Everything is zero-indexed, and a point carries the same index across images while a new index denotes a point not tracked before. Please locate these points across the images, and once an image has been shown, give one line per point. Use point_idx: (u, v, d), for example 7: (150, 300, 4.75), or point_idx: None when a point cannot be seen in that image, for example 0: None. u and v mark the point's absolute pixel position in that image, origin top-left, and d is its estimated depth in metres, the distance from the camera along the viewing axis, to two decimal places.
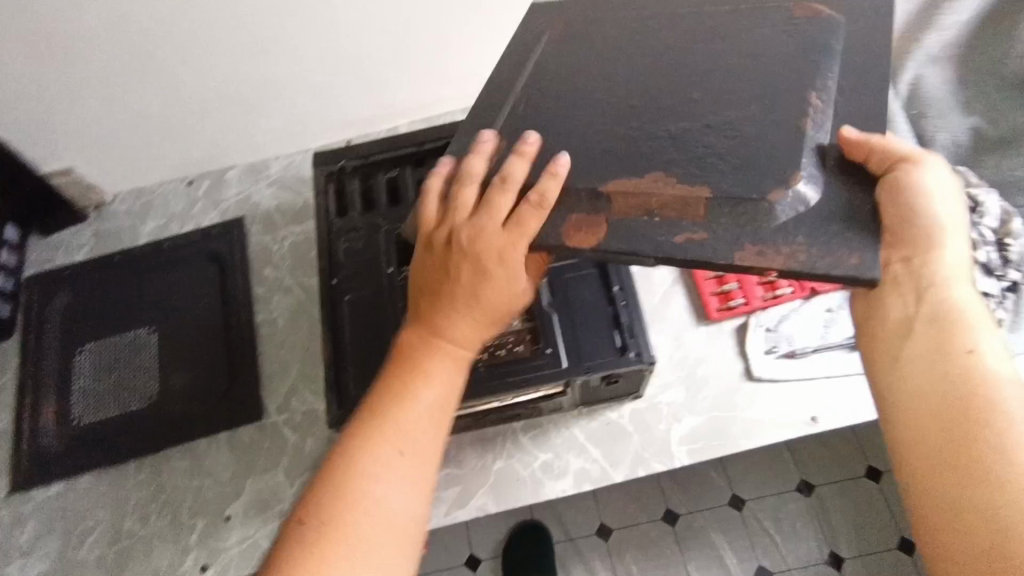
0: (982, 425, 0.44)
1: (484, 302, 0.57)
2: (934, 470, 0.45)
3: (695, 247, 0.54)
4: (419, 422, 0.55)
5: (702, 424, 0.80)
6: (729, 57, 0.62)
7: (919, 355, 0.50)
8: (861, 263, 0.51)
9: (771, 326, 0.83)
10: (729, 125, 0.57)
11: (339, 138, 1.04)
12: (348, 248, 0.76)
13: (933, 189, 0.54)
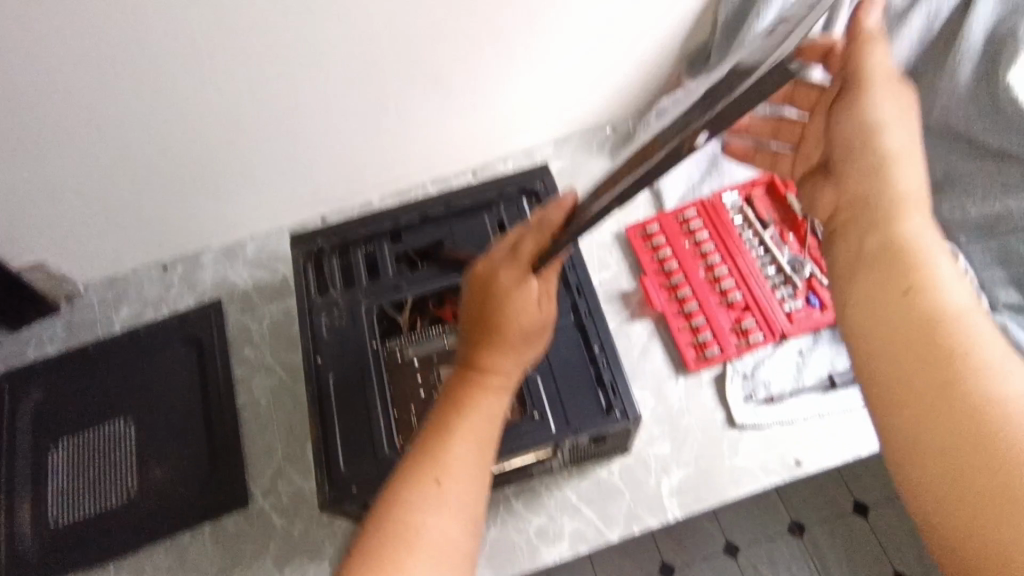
0: (954, 368, 0.45)
1: (516, 331, 0.61)
2: (918, 421, 0.45)
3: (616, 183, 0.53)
4: (472, 454, 0.56)
5: (691, 476, 0.81)
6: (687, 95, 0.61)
7: (867, 299, 0.50)
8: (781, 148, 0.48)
9: (748, 372, 0.86)
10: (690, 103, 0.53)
11: (313, 215, 1.06)
12: (330, 326, 0.77)
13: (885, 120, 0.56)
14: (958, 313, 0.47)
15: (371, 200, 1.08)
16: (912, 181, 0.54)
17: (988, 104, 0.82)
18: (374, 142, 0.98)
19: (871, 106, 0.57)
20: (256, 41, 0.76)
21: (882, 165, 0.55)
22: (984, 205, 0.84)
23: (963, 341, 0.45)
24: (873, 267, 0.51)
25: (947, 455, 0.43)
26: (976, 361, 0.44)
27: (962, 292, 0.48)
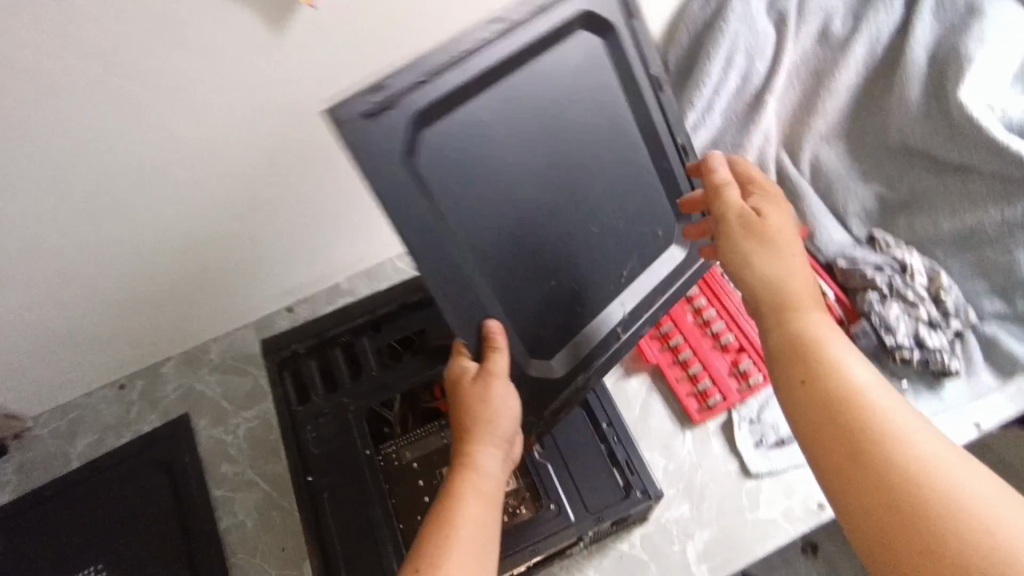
0: (879, 447, 0.46)
1: (478, 420, 0.62)
2: (874, 511, 0.44)
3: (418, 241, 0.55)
4: (467, 543, 0.56)
5: (715, 537, 0.78)
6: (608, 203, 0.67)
7: (789, 397, 0.51)
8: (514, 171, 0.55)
9: (754, 417, 0.84)
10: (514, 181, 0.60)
11: (279, 307, 1.00)
12: (317, 437, 0.71)
13: (758, 235, 0.59)
14: (857, 386, 0.49)
15: (338, 283, 1.02)
16: (800, 280, 0.57)
17: (943, 123, 0.83)
18: (336, 228, 0.93)
19: (745, 218, 0.60)
20: (203, 147, 0.72)
21: (766, 267, 0.57)
22: (954, 219, 0.84)
23: (866, 413, 0.47)
24: (779, 363, 0.53)
25: (877, 527, 0.44)
26: (881, 430, 0.46)
27: (859, 365, 0.51)
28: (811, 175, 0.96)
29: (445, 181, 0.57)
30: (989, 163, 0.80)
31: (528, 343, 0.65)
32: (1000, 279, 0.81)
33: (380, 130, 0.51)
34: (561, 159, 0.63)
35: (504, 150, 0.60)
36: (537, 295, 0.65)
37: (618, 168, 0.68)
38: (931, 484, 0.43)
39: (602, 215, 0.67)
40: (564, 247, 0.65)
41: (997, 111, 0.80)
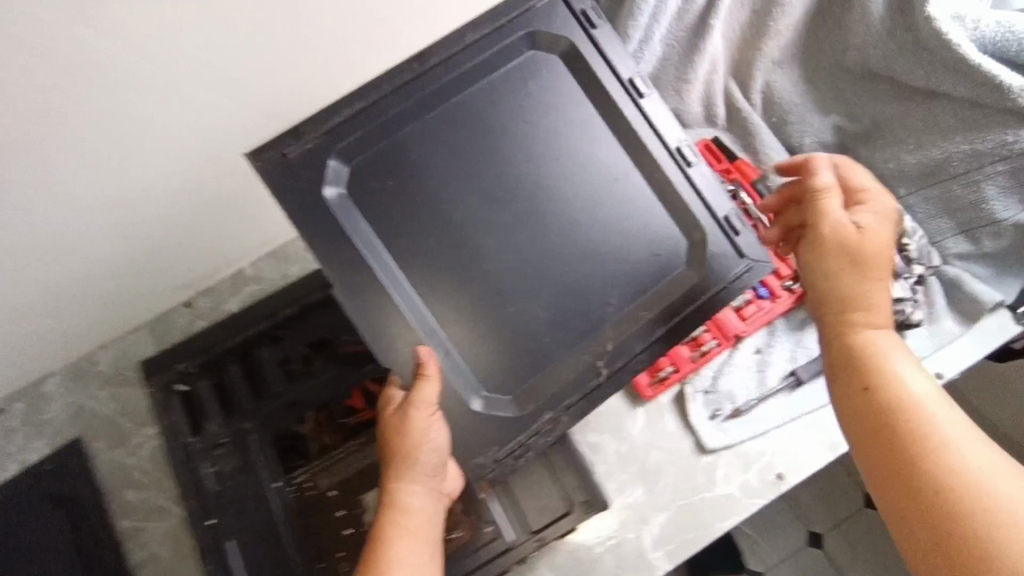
0: (934, 459, 0.45)
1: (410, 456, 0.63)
2: (922, 521, 0.44)
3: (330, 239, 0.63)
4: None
5: (671, 520, 0.73)
6: (574, 204, 0.67)
7: (850, 403, 0.52)
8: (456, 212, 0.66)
9: (708, 387, 0.77)
10: (438, 201, 0.66)
11: (175, 301, 0.87)
12: (217, 474, 0.62)
13: (856, 248, 0.56)
14: (915, 396, 0.49)
15: (242, 268, 0.89)
16: (878, 295, 0.56)
17: (908, 41, 0.72)
18: (229, 216, 0.79)
19: (834, 226, 0.57)
20: (30, 160, 0.56)
21: (841, 277, 0.56)
22: (918, 153, 0.75)
23: (922, 422, 0.47)
24: (841, 372, 0.54)
25: (927, 535, 0.44)
26: (937, 439, 0.46)
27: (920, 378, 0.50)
28: (763, 107, 0.87)
29: (386, 212, 0.66)
30: (958, 88, 0.70)
31: (484, 374, 0.64)
32: (966, 216, 0.73)
33: (301, 163, 0.64)
34: (514, 178, 0.67)
35: (446, 178, 0.66)
36: (498, 319, 0.65)
37: (596, 180, 0.67)
38: (977, 495, 0.42)
39: (577, 235, 0.66)
40: (523, 267, 0.66)
41: (964, 21, 0.69)
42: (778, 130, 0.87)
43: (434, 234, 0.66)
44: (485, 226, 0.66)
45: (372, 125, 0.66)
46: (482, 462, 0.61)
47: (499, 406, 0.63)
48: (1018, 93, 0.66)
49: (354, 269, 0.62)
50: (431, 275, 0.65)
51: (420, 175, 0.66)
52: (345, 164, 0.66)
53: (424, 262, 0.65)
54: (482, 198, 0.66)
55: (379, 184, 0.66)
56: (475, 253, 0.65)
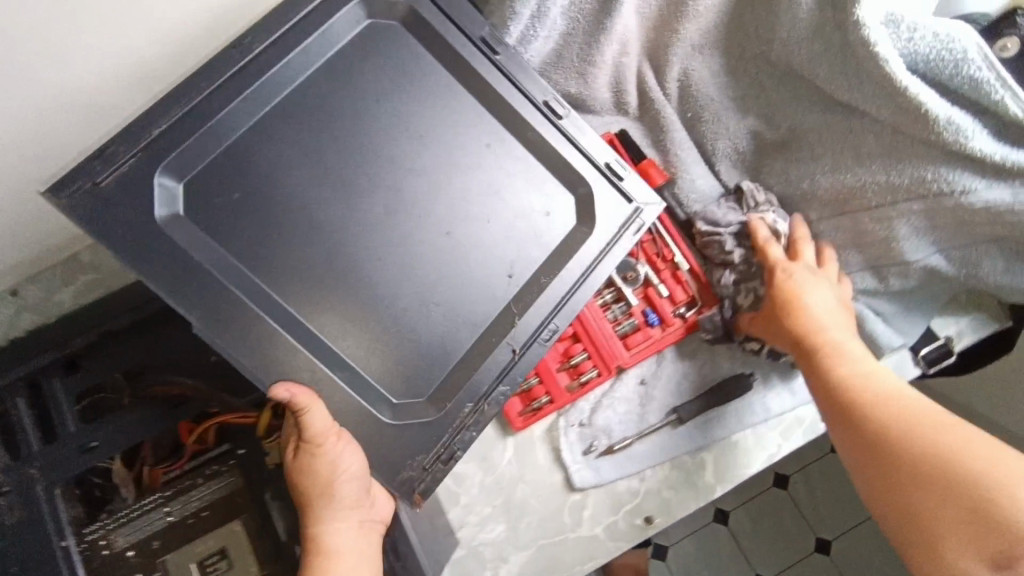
0: (913, 419, 0.55)
1: (315, 489, 0.54)
2: (920, 470, 0.52)
3: (165, 261, 0.50)
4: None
5: (531, 560, 0.69)
6: (456, 180, 0.61)
7: (833, 399, 0.60)
8: (309, 207, 0.56)
9: (584, 420, 0.71)
10: (291, 193, 0.55)
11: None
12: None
13: (810, 281, 0.65)
14: (879, 393, 0.58)
15: (75, 253, 0.75)
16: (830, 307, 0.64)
17: (836, 42, 0.60)
18: (30, 214, 0.63)
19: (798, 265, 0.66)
20: None
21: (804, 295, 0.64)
22: (833, 177, 0.66)
23: (898, 415, 0.56)
24: (816, 376, 0.61)
25: (919, 515, 0.50)
26: (906, 427, 0.54)
27: (879, 372, 0.60)
28: (679, 100, 0.73)
29: (237, 222, 0.54)
30: (882, 109, 0.59)
31: (381, 377, 0.58)
32: (874, 252, 0.66)
33: (116, 189, 0.49)
34: (383, 164, 0.58)
35: (299, 175, 0.56)
36: (386, 317, 0.58)
37: (468, 157, 0.61)
38: (955, 460, 0.51)
39: (461, 216, 0.61)
40: (408, 261, 0.59)
41: (896, 26, 0.56)
42: (691, 127, 0.74)
43: (289, 237, 0.55)
44: (352, 228, 0.57)
45: (207, 125, 0.53)
46: (410, 474, 0.57)
47: (412, 414, 0.58)
48: (943, 127, 0.56)
49: (206, 291, 0.51)
50: (307, 284, 0.55)
51: (267, 175, 0.55)
52: (177, 178, 0.52)
53: (296, 274, 0.55)
54: (347, 191, 0.57)
55: (226, 192, 0.54)
56: (346, 260, 0.57)
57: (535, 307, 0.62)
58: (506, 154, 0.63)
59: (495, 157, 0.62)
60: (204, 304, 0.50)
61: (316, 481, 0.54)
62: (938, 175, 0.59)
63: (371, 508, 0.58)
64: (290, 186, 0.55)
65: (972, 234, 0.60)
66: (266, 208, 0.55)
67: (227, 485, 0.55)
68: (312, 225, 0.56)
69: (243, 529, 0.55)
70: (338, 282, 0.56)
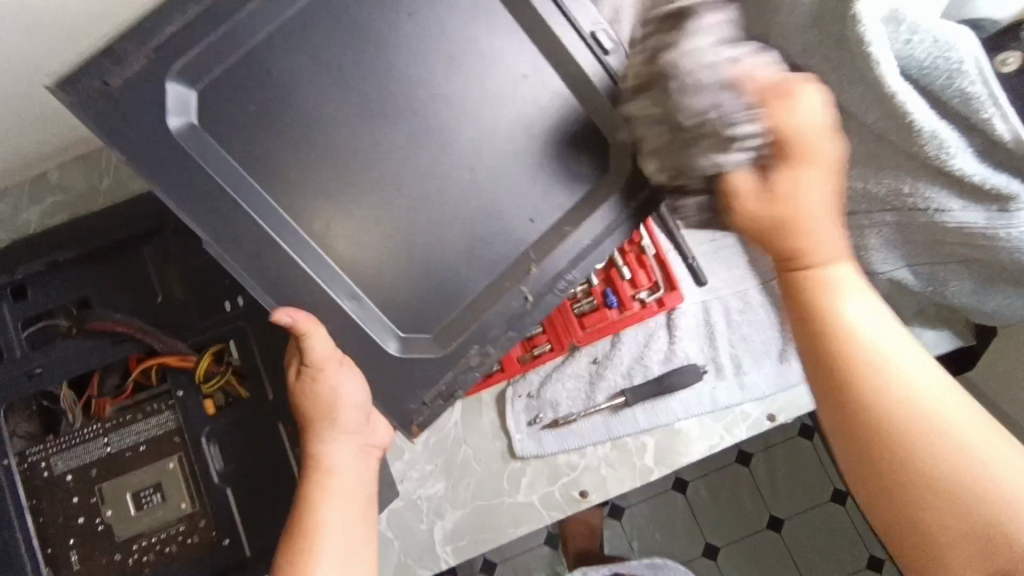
0: (949, 451, 0.38)
1: (315, 409, 0.54)
2: (954, 532, 0.38)
3: (169, 173, 0.45)
4: (331, 550, 0.51)
5: (466, 518, 0.71)
6: (484, 109, 0.52)
7: (844, 400, 0.41)
8: (320, 124, 0.49)
9: (533, 392, 0.72)
10: (294, 111, 0.48)
11: None
12: None
13: (806, 203, 0.42)
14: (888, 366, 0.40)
15: (46, 172, 0.76)
16: (828, 242, 0.42)
17: (834, 34, 0.54)
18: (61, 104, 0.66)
19: (798, 190, 0.42)
20: None
21: (786, 224, 0.42)
22: None
23: (934, 445, 0.38)
24: (821, 358, 0.42)
25: (941, 560, 0.38)
26: (923, 449, 0.38)
27: (878, 314, 0.42)
28: None
29: (251, 140, 0.48)
30: (869, 113, 0.56)
31: (389, 308, 0.53)
32: None
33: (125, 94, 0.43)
34: (402, 87, 0.50)
35: (300, 100, 0.48)
36: (388, 261, 0.53)
37: (503, 88, 0.52)
38: (982, 485, 0.37)
39: (487, 149, 0.53)
40: (422, 196, 0.52)
41: (896, 26, 0.53)
42: None
43: (279, 166, 0.49)
44: (350, 162, 0.51)
45: (225, 25, 0.44)
46: (406, 409, 0.53)
47: (420, 348, 0.53)
48: (926, 139, 0.53)
49: (208, 204, 0.46)
50: (319, 205, 0.50)
51: (271, 96, 0.48)
52: (190, 86, 0.45)
53: (309, 192, 0.50)
54: (366, 108, 0.50)
55: (237, 104, 0.47)
56: (342, 197, 0.51)
57: (554, 255, 0.53)
58: (550, 83, 0.52)
59: (530, 86, 0.52)
60: (209, 211, 0.46)
61: (317, 405, 0.53)
62: (914, 190, 0.56)
63: (372, 433, 0.58)
64: (295, 104, 0.48)
65: (942, 254, 0.59)
66: (274, 119, 0.48)
67: (165, 423, 0.57)
68: (321, 149, 0.50)
69: (176, 468, 0.56)
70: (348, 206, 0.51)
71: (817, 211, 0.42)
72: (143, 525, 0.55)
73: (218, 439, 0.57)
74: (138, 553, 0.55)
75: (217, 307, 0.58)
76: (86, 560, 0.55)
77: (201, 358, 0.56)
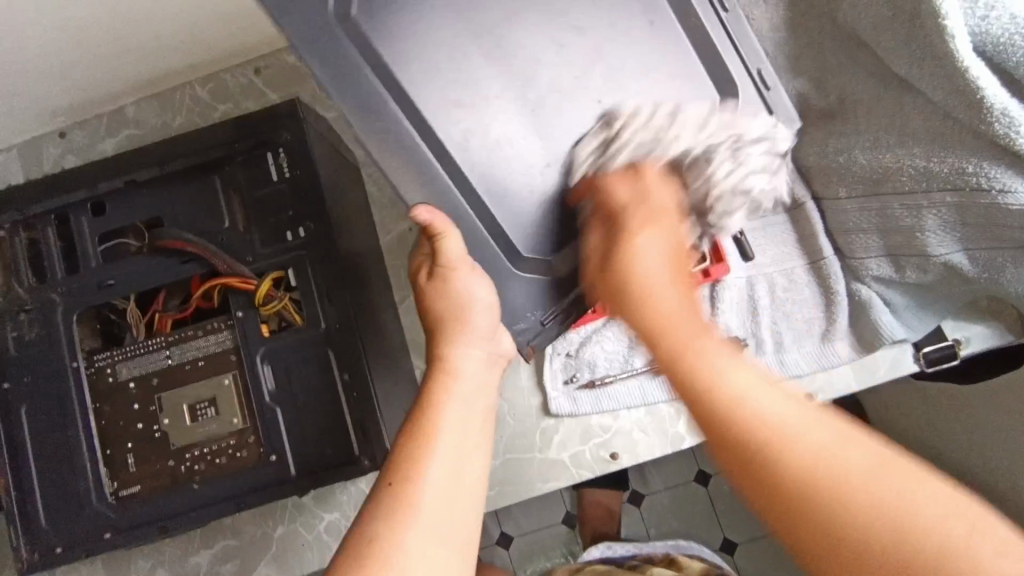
0: (846, 483, 0.38)
1: (449, 313, 0.56)
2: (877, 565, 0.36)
3: (329, 70, 0.47)
4: (449, 450, 0.50)
5: (496, 470, 0.72)
6: (621, 51, 0.55)
7: (740, 459, 0.41)
8: (465, 59, 0.51)
9: (571, 352, 0.73)
10: (452, 42, 0.51)
11: (48, 128, 0.79)
12: (18, 339, 0.60)
13: (654, 267, 0.51)
14: (776, 418, 0.41)
15: (122, 107, 0.79)
16: (681, 310, 0.49)
17: (908, 10, 0.55)
18: (148, 42, 0.70)
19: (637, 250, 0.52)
20: None
21: (644, 286, 0.50)
22: (873, 154, 0.62)
23: (830, 484, 0.38)
24: (713, 425, 0.43)
25: None
26: (819, 485, 0.38)
27: (757, 378, 0.44)
28: None
29: (407, 47, 0.49)
30: (936, 90, 0.55)
31: (509, 227, 0.55)
32: (898, 240, 0.63)
33: None
34: (549, 15, 0.53)
35: (454, 21, 0.51)
36: (515, 188, 0.55)
37: (631, 30, 0.55)
38: (897, 514, 0.37)
39: (619, 85, 0.55)
40: (551, 123, 0.54)
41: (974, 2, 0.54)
42: None
43: (423, 78, 0.50)
44: (492, 86, 0.52)
45: None
46: (525, 327, 0.58)
47: (538, 271, 0.58)
48: (996, 116, 0.53)
49: (358, 107, 0.48)
50: (455, 127, 0.51)
51: (434, 14, 0.50)
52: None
53: (450, 111, 0.51)
54: (513, 37, 0.52)
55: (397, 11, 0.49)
56: (477, 116, 0.52)
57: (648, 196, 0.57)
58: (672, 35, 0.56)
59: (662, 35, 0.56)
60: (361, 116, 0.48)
61: (449, 308, 0.56)
62: (979, 169, 0.55)
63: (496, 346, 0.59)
64: (441, 31, 0.50)
65: (999, 237, 0.57)
66: (434, 42, 0.50)
67: (224, 342, 0.60)
68: (465, 75, 0.51)
69: (231, 385, 0.59)
70: (480, 130, 0.52)
71: (665, 277, 0.51)
72: (198, 435, 0.59)
73: (274, 363, 0.59)
74: (190, 461, 0.58)
75: (280, 235, 0.61)
76: (142, 464, 0.59)
77: (262, 283, 0.59)
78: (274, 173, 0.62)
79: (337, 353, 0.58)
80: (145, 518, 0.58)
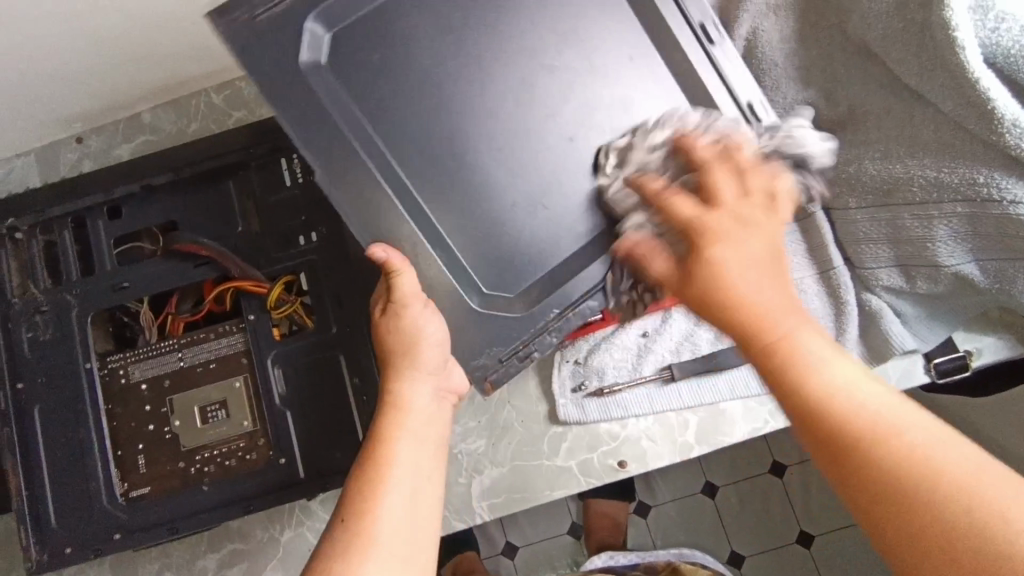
0: (945, 483, 0.36)
1: (399, 349, 0.53)
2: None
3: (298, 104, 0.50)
4: (404, 485, 0.49)
5: (504, 477, 0.72)
6: (592, 91, 0.56)
7: (843, 463, 0.38)
8: (437, 96, 0.53)
9: (580, 359, 0.73)
10: (424, 78, 0.53)
11: (66, 134, 0.80)
12: (33, 340, 0.61)
13: (740, 257, 0.44)
14: (874, 417, 0.39)
15: (139, 113, 0.81)
16: (779, 302, 0.43)
17: (918, 21, 0.56)
18: (165, 49, 0.71)
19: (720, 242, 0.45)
20: None
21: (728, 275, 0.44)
22: (883, 164, 0.62)
23: (932, 487, 0.36)
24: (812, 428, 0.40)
25: None
26: (925, 488, 0.36)
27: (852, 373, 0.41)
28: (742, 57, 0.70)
29: (373, 84, 0.52)
30: (946, 101, 0.56)
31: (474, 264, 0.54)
32: (908, 250, 0.63)
33: (267, 28, 0.50)
34: (520, 55, 0.55)
35: (428, 60, 0.53)
36: (482, 223, 0.54)
37: (608, 68, 0.56)
38: (1002, 516, 0.34)
39: (589, 124, 0.56)
40: (523, 159, 0.55)
41: (984, 14, 0.54)
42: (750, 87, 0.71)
43: (391, 113, 0.53)
44: (463, 124, 0.54)
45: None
46: (483, 363, 0.55)
47: (503, 305, 0.55)
48: (1007, 128, 0.53)
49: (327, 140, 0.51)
50: (422, 163, 0.53)
51: (411, 55, 0.53)
52: (327, 28, 0.51)
53: (415, 149, 0.53)
54: (482, 77, 0.54)
55: (364, 52, 0.52)
56: (446, 152, 0.54)
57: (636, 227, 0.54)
58: (645, 77, 0.57)
59: (636, 76, 0.57)
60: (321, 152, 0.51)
61: (400, 341, 0.53)
62: (990, 180, 0.56)
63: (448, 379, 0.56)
64: (412, 70, 0.53)
65: (1013, 248, 0.56)
66: (402, 82, 0.53)
67: (235, 345, 0.60)
68: (430, 113, 0.53)
69: (242, 388, 0.59)
70: (446, 167, 0.53)
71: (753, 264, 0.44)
72: (208, 438, 0.59)
73: (285, 368, 0.60)
74: (200, 463, 0.59)
75: (293, 240, 0.62)
76: (152, 465, 0.59)
77: (273, 287, 0.59)
78: (287, 179, 0.63)
79: (347, 358, 0.59)
80: (155, 519, 0.58)
